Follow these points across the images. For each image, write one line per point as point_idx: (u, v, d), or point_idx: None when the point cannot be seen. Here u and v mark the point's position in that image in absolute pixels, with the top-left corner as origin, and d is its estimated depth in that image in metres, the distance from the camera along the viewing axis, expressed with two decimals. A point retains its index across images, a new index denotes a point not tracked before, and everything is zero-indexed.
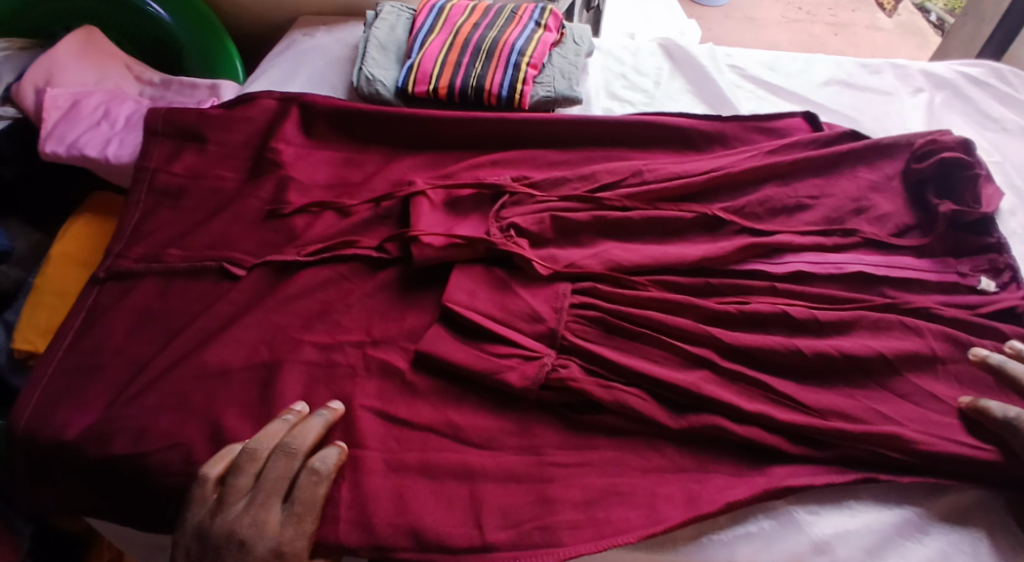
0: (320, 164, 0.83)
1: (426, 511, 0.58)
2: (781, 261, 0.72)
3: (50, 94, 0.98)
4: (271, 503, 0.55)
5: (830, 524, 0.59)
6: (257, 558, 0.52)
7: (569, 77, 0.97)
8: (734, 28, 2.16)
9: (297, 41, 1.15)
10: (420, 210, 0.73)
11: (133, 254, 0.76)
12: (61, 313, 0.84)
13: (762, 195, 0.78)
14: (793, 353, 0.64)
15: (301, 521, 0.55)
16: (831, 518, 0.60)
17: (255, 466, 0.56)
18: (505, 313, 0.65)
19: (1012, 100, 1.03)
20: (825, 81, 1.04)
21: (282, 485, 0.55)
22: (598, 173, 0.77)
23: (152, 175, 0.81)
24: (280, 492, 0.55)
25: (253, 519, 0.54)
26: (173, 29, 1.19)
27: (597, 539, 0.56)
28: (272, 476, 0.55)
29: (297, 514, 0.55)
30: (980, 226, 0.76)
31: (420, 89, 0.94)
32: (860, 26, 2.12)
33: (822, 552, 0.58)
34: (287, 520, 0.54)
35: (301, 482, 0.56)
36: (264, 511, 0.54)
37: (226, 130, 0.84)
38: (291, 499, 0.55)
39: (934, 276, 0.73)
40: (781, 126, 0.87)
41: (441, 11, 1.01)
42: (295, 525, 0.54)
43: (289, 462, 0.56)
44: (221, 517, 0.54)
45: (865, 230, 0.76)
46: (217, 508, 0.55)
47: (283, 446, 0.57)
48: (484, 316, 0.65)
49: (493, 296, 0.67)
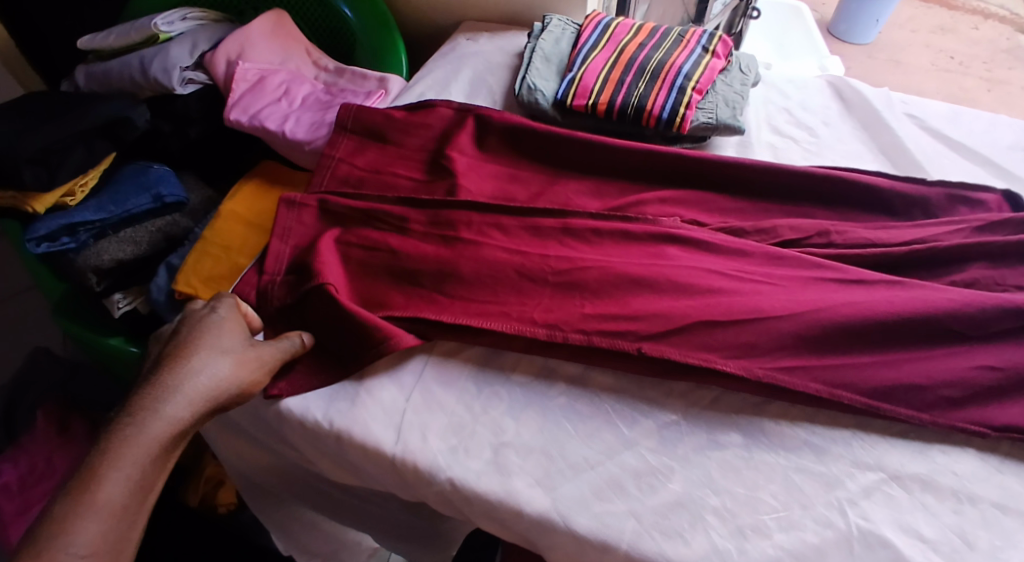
0: (488, 177, 0.85)
1: (623, 256, 0.70)
2: (1005, 348, 0.62)
3: (242, 67, 1.06)
4: (119, 481, 0.50)
5: (982, 522, 0.56)
6: (153, 427, 0.53)
7: (733, 106, 0.91)
8: (875, 68, 2.02)
9: (461, 45, 1.18)
10: (584, 240, 0.72)
11: (291, 239, 0.76)
12: (226, 266, 0.88)
13: (968, 276, 0.70)
14: (992, 446, 0.60)
15: (195, 393, 0.57)
16: (992, 496, 0.57)
17: (130, 420, 0.53)
18: (683, 354, 0.62)
19: None
20: (1012, 144, 0.93)
21: (189, 349, 0.59)
22: (779, 228, 0.74)
23: (336, 164, 0.86)
24: (183, 359, 0.58)
25: (97, 542, 0.47)
26: (350, 23, 1.26)
27: (773, 259, 0.69)
28: (152, 392, 0.56)
29: (223, 311, 0.64)
30: None
31: (580, 102, 0.93)
32: (1017, 85, 1.90)
33: (963, 504, 0.57)
34: (205, 371, 0.58)
35: (215, 340, 0.61)
36: (135, 483, 0.51)
37: (407, 134, 0.89)
38: (203, 359, 0.59)
39: None
40: (984, 199, 0.79)
41: (607, 28, 1.02)
42: (198, 382, 0.57)
43: (153, 481, 0.53)
44: (71, 527, 0.47)
45: None
46: (93, 489, 0.49)
47: (138, 500, 0.51)
48: (681, 355, 0.62)
49: (678, 343, 0.63)
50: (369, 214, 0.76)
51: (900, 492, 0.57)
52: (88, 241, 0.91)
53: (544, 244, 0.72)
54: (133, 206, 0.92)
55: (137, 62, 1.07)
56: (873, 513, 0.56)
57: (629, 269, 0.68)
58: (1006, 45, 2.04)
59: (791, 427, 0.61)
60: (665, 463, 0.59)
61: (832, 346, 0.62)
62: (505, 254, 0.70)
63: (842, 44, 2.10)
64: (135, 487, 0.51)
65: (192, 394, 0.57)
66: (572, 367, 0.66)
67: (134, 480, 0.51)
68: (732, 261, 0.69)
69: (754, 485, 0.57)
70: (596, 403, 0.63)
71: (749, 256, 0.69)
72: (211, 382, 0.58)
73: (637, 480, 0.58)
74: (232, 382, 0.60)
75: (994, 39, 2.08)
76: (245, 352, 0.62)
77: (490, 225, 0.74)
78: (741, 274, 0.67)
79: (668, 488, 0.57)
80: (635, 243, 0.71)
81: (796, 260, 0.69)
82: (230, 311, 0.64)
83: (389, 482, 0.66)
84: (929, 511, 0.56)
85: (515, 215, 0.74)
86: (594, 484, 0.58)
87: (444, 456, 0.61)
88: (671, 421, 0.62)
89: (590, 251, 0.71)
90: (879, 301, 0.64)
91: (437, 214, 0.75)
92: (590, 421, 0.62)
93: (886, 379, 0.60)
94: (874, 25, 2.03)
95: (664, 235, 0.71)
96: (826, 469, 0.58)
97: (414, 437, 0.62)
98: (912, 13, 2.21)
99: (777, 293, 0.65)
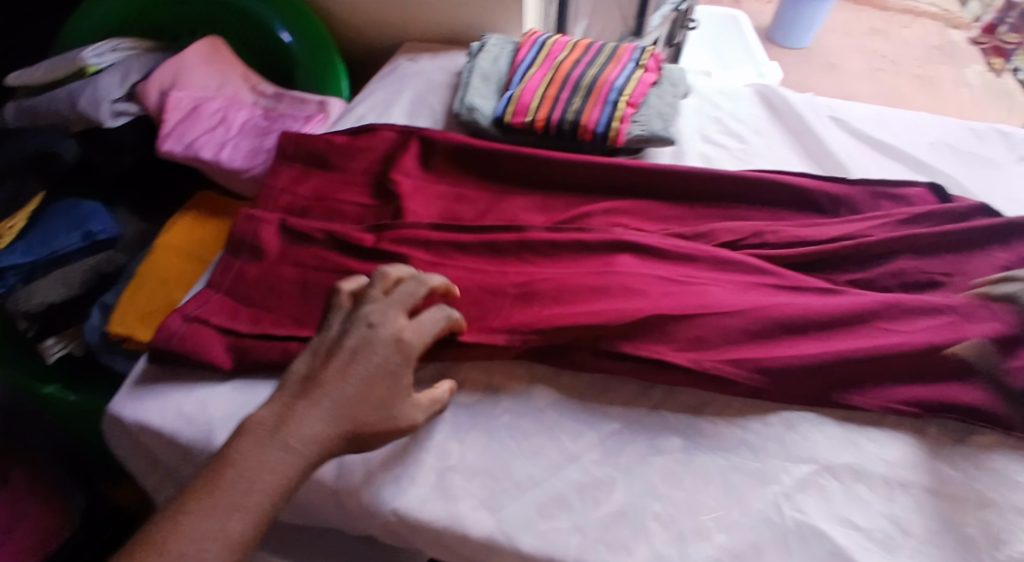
0: (434, 198, 0.84)
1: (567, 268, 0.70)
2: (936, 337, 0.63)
3: (174, 96, 1.04)
4: (247, 490, 0.49)
5: (911, 507, 0.57)
6: (290, 446, 0.52)
7: (666, 118, 0.93)
8: (814, 72, 2.11)
9: (402, 66, 1.18)
10: (530, 255, 0.72)
11: (232, 275, 0.74)
12: (158, 299, 0.88)
13: (895, 267, 0.72)
14: (921, 435, 0.62)
15: (339, 419, 0.54)
16: (922, 481, 0.59)
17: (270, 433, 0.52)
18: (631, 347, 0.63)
19: None
20: (931, 141, 0.97)
21: (373, 380, 0.56)
22: (717, 231, 0.76)
23: (279, 193, 0.85)
24: (366, 390, 0.55)
25: (211, 542, 0.47)
26: (291, 47, 1.24)
27: (724, 259, 0.70)
28: (297, 408, 0.54)
29: (410, 333, 0.59)
30: None
31: (518, 120, 0.94)
32: (948, 81, 2.02)
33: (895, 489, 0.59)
34: (348, 399, 0.54)
35: (394, 377, 0.57)
36: (259, 497, 0.50)
37: (349, 158, 0.87)
38: (348, 376, 0.55)
39: None
40: (909, 194, 0.82)
41: (543, 46, 1.04)
42: (346, 410, 0.54)
43: (274, 503, 0.50)
44: (192, 519, 0.47)
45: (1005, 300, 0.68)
46: (220, 487, 0.49)
47: (261, 518, 0.50)
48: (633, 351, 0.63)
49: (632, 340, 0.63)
50: (312, 244, 0.75)
51: (835, 483, 0.59)
52: (17, 285, 0.88)
53: (487, 262, 0.71)
54: (62, 246, 0.89)
55: (65, 97, 1.03)
56: (807, 506, 0.57)
57: (576, 280, 0.67)
58: (936, 43, 2.18)
59: (729, 426, 0.62)
60: (608, 474, 0.59)
61: (776, 337, 0.64)
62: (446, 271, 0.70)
63: (781, 50, 2.19)
64: (260, 502, 0.50)
65: (331, 426, 0.53)
66: (516, 386, 0.66)
67: (261, 492, 0.50)
68: (687, 260, 0.70)
69: (694, 489, 0.58)
70: (540, 420, 0.63)
71: (698, 260, 0.70)
72: (354, 415, 0.54)
73: (580, 494, 0.58)
74: (369, 422, 0.55)
75: (918, 41, 2.19)
76: (385, 392, 0.56)
77: (433, 247, 0.73)
78: (692, 275, 0.68)
79: (611, 499, 0.58)
80: (582, 254, 0.71)
81: (748, 260, 0.70)
82: (419, 340, 0.59)
83: (331, 516, 0.65)
84: (862, 500, 0.58)
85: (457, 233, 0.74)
86: (538, 502, 0.58)
87: (387, 484, 0.60)
88: (614, 431, 0.62)
89: (535, 267, 0.71)
90: (817, 297, 0.66)
91: (381, 238, 0.74)
92: (535, 439, 0.62)
93: (842, 352, 0.62)
94: (809, 30, 2.12)
95: (605, 246, 0.71)
96: (764, 464, 0.60)
97: (355, 466, 0.61)
98: (848, 18, 2.31)
99: (728, 292, 0.66)
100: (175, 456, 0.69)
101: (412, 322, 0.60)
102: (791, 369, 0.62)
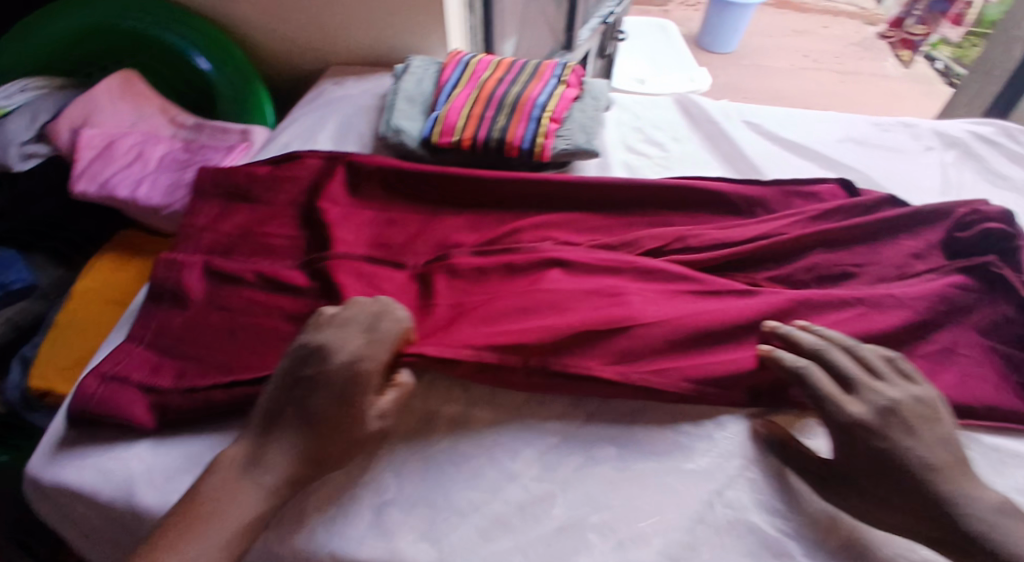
0: (364, 225, 0.82)
1: (497, 289, 0.70)
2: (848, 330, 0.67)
3: (87, 133, 1.00)
4: (218, 521, 0.54)
5: None
6: (257, 478, 0.56)
7: (588, 131, 0.95)
8: (743, 73, 2.18)
9: (327, 90, 1.16)
10: (461, 279, 0.71)
11: (151, 324, 0.71)
12: (78, 346, 0.85)
13: (809, 262, 0.76)
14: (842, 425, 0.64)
15: (303, 448, 0.57)
16: None
17: (242, 466, 0.57)
18: (562, 368, 0.63)
19: None
20: (839, 138, 1.02)
21: (335, 408, 0.57)
22: (642, 239, 0.77)
23: (199, 233, 0.81)
24: (327, 420, 0.57)
25: None
26: (212, 78, 1.18)
27: (650, 266, 0.72)
28: (266, 441, 0.58)
29: (368, 358, 0.58)
30: (1004, 290, 0.71)
31: (445, 140, 0.94)
32: (868, 74, 2.14)
33: None
34: (310, 429, 0.57)
35: (354, 402, 0.57)
36: (229, 527, 0.54)
37: (271, 191, 0.85)
38: (308, 407, 0.57)
39: (970, 351, 0.68)
40: (820, 191, 0.86)
41: (467, 65, 1.04)
42: (309, 440, 0.57)
43: (244, 531, 0.54)
44: (165, 552, 0.52)
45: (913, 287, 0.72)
46: (193, 520, 0.53)
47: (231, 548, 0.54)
48: (566, 369, 0.63)
49: (565, 357, 0.63)
50: (235, 284, 0.73)
51: (765, 477, 0.60)
52: None
53: (420, 293, 0.71)
54: None
55: None
56: (738, 500, 0.59)
57: (507, 302, 0.67)
58: (856, 37, 2.31)
59: (662, 430, 0.63)
60: (547, 490, 0.59)
61: (700, 341, 0.65)
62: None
63: (708, 54, 2.26)
64: (230, 531, 0.54)
65: (297, 456, 0.57)
66: (453, 408, 0.65)
67: (230, 523, 0.54)
68: (613, 272, 0.71)
69: (632, 496, 0.59)
70: (477, 443, 0.62)
71: (622, 270, 0.71)
72: (315, 444, 0.57)
73: (523, 512, 0.58)
74: (331, 448, 0.57)
75: (840, 39, 2.31)
76: (346, 418, 0.57)
77: (362, 278, 0.72)
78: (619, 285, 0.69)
79: (552, 514, 0.58)
80: (511, 274, 0.72)
81: (671, 264, 0.73)
82: (376, 362, 0.58)
83: None
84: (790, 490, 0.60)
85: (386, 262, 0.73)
86: (479, 526, 0.57)
87: (322, 524, 0.58)
88: (553, 446, 0.62)
89: (465, 290, 0.71)
90: (735, 298, 0.69)
91: (309, 274, 0.73)
92: (473, 461, 0.61)
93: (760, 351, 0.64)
94: (735, 34, 2.19)
95: (534, 264, 0.72)
96: (694, 464, 0.61)
97: (288, 511, 0.59)
98: (769, 20, 2.41)
99: (652, 300, 0.68)
100: (100, 518, 0.65)
101: (369, 343, 0.59)
102: (715, 370, 0.63)
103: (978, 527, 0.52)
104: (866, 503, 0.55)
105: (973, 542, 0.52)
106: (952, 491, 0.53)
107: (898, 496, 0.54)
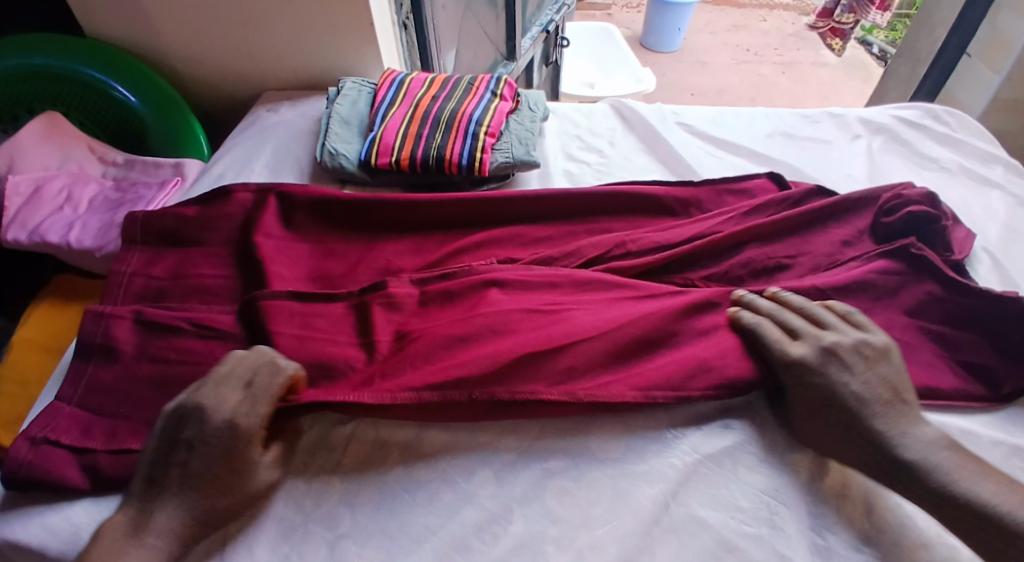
0: (301, 257, 0.82)
1: (439, 314, 0.71)
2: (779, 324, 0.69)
3: (10, 181, 0.95)
4: None
5: (780, 480, 0.62)
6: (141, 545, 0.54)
7: (527, 143, 0.96)
8: (687, 70, 2.24)
9: (261, 117, 1.14)
10: (404, 305, 0.71)
11: (81, 376, 0.69)
12: (20, 402, 0.81)
13: (744, 257, 0.78)
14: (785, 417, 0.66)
15: (190, 510, 0.56)
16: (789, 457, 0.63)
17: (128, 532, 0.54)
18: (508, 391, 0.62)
19: (949, 139, 1.05)
20: (769, 133, 1.06)
21: (218, 466, 0.56)
22: (583, 248, 0.78)
23: (130, 278, 0.80)
24: (210, 482, 0.56)
25: None
26: (140, 112, 1.16)
27: (586, 278, 0.74)
28: (149, 504, 0.55)
29: (245, 414, 0.57)
30: (927, 269, 0.75)
31: (383, 161, 0.93)
32: (806, 64, 2.23)
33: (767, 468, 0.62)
34: (194, 490, 0.56)
35: (237, 459, 0.57)
36: None
37: (203, 230, 0.83)
38: (189, 467, 0.56)
39: (899, 332, 0.71)
40: (749, 187, 0.90)
41: (401, 84, 1.04)
42: (194, 500, 0.56)
43: None
44: None
45: (841, 276, 0.75)
46: None
47: None
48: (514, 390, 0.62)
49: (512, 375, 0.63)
50: (168, 329, 0.71)
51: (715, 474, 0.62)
52: None
53: (358, 320, 0.71)
54: None
55: None
56: (690, 500, 0.60)
57: (448, 326, 0.68)
58: (792, 29, 2.39)
59: (615, 438, 0.64)
60: (504, 507, 0.59)
61: (640, 349, 0.67)
62: (323, 344, 0.67)
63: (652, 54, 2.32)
64: None
65: (186, 516, 0.55)
66: (404, 435, 0.64)
67: None
68: (552, 288, 0.73)
69: (588, 505, 0.60)
70: (429, 466, 0.62)
71: (560, 285, 0.73)
72: (200, 503, 0.56)
73: (479, 533, 0.58)
74: (218, 506, 0.57)
75: (777, 30, 2.39)
76: (229, 477, 0.57)
77: (301, 310, 0.71)
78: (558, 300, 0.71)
79: (509, 531, 0.58)
80: (454, 296, 0.72)
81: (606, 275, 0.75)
82: (253, 419, 0.57)
83: None
84: (740, 486, 0.61)
85: (328, 294, 0.72)
86: (436, 552, 0.57)
87: None
88: (506, 463, 0.62)
89: (406, 319, 0.71)
90: (671, 301, 0.71)
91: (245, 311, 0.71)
92: (428, 485, 0.61)
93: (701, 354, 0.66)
94: (677, 33, 2.24)
95: (473, 285, 0.72)
96: (649, 469, 0.62)
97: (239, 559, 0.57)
98: (708, 17, 2.48)
99: (593, 311, 0.69)
100: None
101: (246, 399, 0.58)
102: (664, 376, 0.64)
103: (915, 456, 0.56)
104: (811, 434, 0.62)
105: (908, 469, 0.56)
106: (885, 428, 0.58)
107: (845, 433, 0.59)
